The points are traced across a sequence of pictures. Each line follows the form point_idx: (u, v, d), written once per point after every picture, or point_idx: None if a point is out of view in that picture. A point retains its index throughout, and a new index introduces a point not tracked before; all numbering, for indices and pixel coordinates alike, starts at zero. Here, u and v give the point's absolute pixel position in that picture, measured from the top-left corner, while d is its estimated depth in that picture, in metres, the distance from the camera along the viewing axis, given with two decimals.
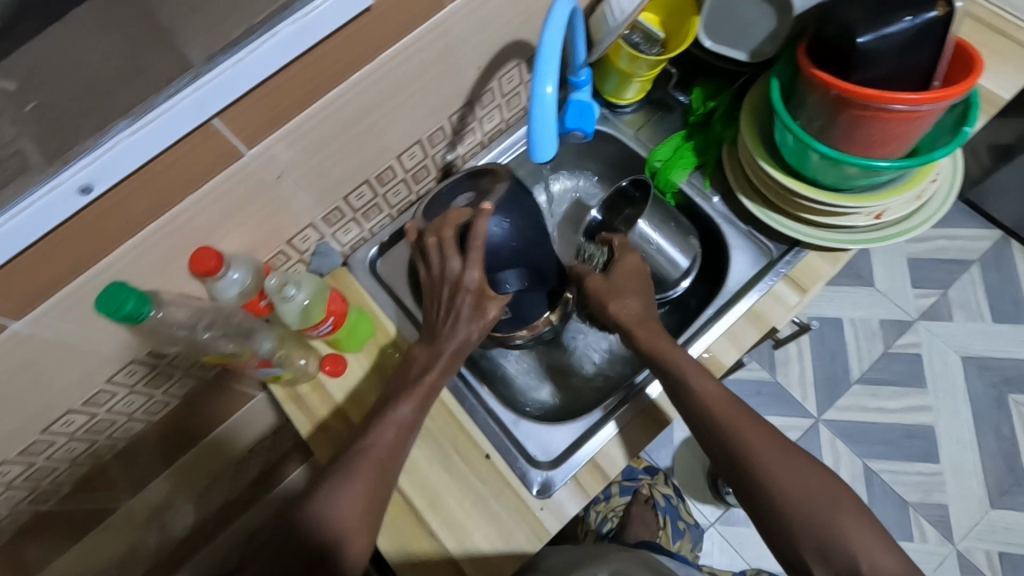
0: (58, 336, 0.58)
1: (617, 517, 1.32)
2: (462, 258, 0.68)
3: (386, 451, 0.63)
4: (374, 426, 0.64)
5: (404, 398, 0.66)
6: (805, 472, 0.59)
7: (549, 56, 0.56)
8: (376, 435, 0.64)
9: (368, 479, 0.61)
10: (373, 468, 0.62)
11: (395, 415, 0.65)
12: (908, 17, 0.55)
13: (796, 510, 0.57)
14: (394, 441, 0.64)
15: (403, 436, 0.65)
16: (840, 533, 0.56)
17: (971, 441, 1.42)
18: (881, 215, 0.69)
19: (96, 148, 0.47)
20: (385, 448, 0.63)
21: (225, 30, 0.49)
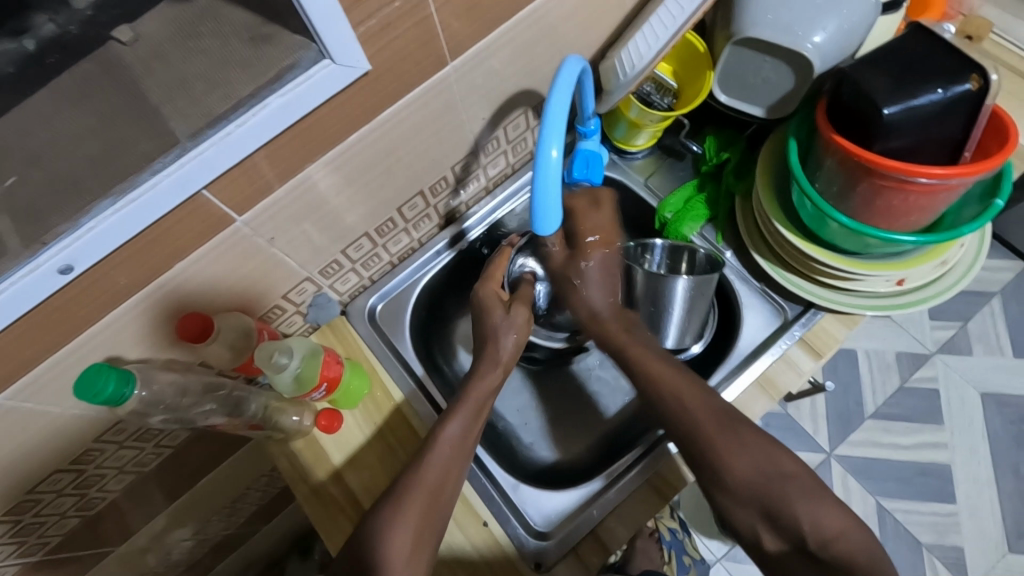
0: (41, 405, 0.56)
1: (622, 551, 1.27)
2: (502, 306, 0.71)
3: (439, 478, 0.60)
4: (431, 446, 0.62)
5: (455, 417, 0.64)
6: (865, 538, 0.54)
7: (555, 120, 0.53)
8: (431, 456, 0.61)
9: (422, 505, 0.58)
10: (426, 499, 0.59)
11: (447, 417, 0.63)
12: (938, 90, 0.52)
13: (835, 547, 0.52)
14: (447, 462, 0.61)
15: (458, 454, 0.62)
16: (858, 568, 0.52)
17: (989, 481, 1.37)
18: (903, 283, 0.66)
19: (74, 231, 0.45)
20: (439, 475, 0.60)
21: (212, 104, 0.48)
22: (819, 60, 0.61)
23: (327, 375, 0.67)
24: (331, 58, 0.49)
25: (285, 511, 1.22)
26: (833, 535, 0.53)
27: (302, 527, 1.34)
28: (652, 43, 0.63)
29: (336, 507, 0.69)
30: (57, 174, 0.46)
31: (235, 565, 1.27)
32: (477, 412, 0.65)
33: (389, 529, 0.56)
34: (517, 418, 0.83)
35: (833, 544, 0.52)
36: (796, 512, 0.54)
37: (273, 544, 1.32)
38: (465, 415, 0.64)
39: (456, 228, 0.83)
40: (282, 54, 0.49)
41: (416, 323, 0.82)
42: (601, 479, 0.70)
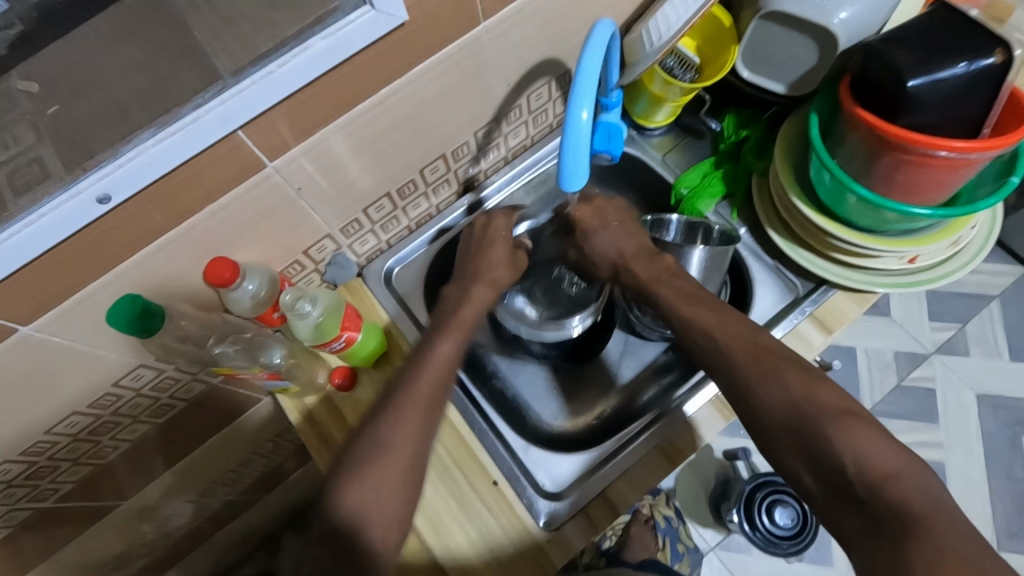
0: (68, 341, 0.57)
1: (617, 535, 1.28)
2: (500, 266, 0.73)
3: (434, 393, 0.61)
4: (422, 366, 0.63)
5: (446, 337, 0.66)
6: None
7: (587, 82, 0.55)
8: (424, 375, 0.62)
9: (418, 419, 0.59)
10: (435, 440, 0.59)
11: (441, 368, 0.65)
12: (962, 64, 0.53)
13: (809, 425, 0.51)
14: (441, 379, 0.63)
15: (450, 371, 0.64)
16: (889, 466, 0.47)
17: (981, 480, 1.38)
18: (915, 260, 0.67)
19: (113, 160, 0.46)
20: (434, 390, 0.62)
21: (254, 43, 0.49)
22: (844, 37, 0.63)
23: (347, 326, 0.67)
24: (372, 4, 0.50)
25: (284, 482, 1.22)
26: (878, 468, 0.47)
27: (301, 501, 1.35)
28: (681, 13, 0.64)
29: None
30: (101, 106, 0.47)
31: (232, 535, 1.28)
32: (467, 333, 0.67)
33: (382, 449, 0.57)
34: (525, 384, 0.84)
35: (889, 485, 0.46)
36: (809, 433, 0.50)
37: (270, 516, 1.32)
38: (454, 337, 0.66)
39: (475, 196, 0.84)
40: None
41: (432, 289, 0.83)
42: (610, 443, 0.71)
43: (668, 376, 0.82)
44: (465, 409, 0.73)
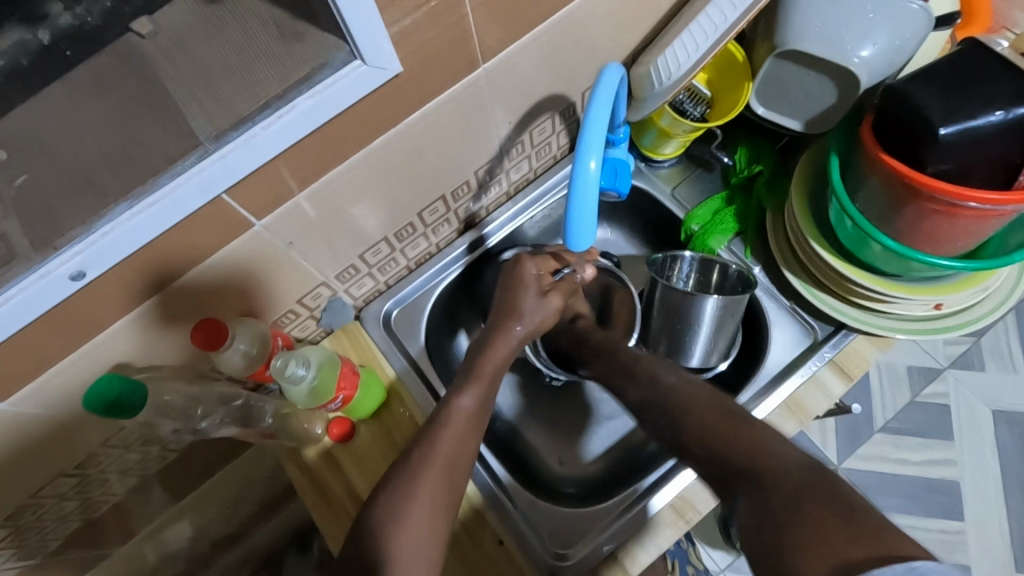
0: (47, 411, 0.54)
1: None
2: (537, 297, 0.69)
3: (454, 450, 0.58)
4: (443, 419, 0.60)
5: (468, 389, 0.63)
6: None
7: (595, 131, 0.51)
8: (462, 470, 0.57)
9: (439, 479, 0.55)
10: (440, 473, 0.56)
11: (460, 399, 0.61)
12: (998, 112, 0.50)
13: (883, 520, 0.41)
14: (462, 433, 0.59)
15: (472, 427, 0.60)
16: None
17: (998, 500, 1.33)
18: (940, 307, 0.64)
19: (86, 236, 0.43)
20: (453, 449, 0.58)
21: (237, 104, 0.46)
22: (866, 76, 0.59)
23: (343, 387, 0.65)
24: (362, 59, 0.47)
25: (286, 509, 1.19)
26: None
27: (304, 522, 1.31)
28: (692, 52, 0.60)
29: (343, 514, 0.67)
30: (71, 176, 0.44)
31: (235, 559, 1.25)
32: (490, 386, 0.64)
33: (401, 506, 0.53)
34: (531, 427, 0.82)
35: None
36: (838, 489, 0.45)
37: (272, 541, 1.30)
38: (477, 389, 0.63)
39: (476, 233, 0.81)
40: (311, 55, 0.47)
41: (431, 329, 0.80)
42: (620, 499, 0.68)
43: None
44: None
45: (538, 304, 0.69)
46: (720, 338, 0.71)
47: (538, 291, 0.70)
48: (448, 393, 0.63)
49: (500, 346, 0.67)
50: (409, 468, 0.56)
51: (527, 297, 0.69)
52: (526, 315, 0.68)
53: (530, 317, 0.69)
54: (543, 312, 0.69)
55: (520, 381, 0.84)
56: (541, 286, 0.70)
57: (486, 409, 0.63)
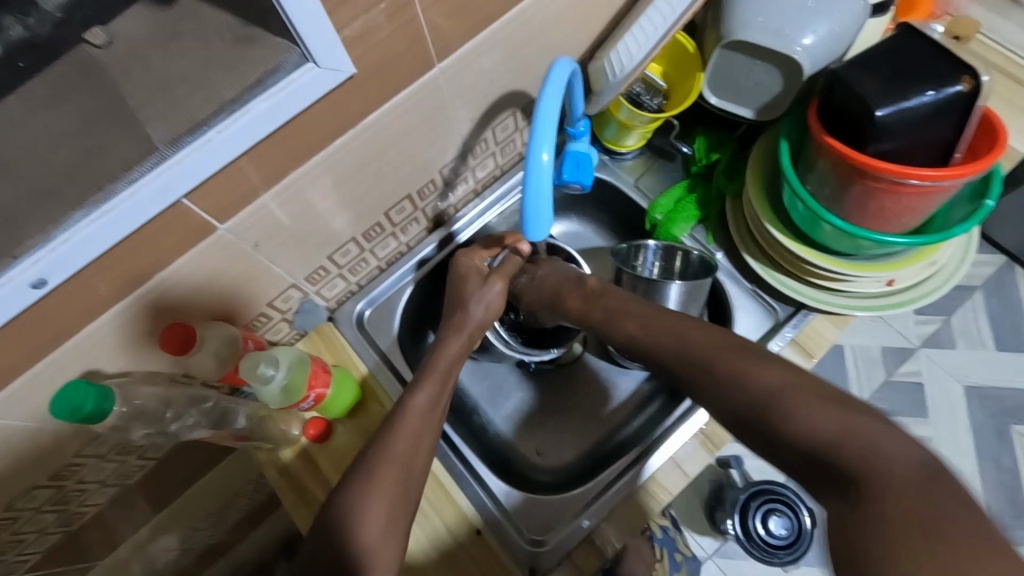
0: (17, 420, 0.54)
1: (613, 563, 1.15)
2: (483, 288, 0.71)
3: (409, 450, 0.57)
4: (397, 418, 0.59)
5: (422, 387, 0.62)
6: None
7: (546, 123, 0.52)
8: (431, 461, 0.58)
9: (395, 478, 0.55)
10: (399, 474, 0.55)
11: (414, 397, 0.61)
12: (930, 92, 0.52)
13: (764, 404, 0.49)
14: (416, 432, 0.58)
15: (426, 424, 0.60)
16: (842, 426, 0.44)
17: (971, 473, 1.37)
18: (893, 283, 0.66)
19: (46, 244, 0.44)
20: (410, 446, 0.57)
21: (192, 110, 0.47)
22: (808, 63, 0.61)
23: (315, 385, 0.66)
24: (315, 61, 0.48)
25: (273, 517, 1.19)
26: (837, 436, 0.44)
27: (293, 530, 1.31)
28: (641, 45, 0.62)
29: (323, 513, 0.68)
30: (29, 186, 0.44)
31: (224, 571, 1.24)
32: (444, 383, 0.63)
33: (360, 507, 0.52)
34: (508, 421, 0.83)
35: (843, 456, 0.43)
36: (746, 372, 0.51)
37: (262, 550, 1.30)
38: (432, 388, 0.62)
39: (445, 230, 0.82)
40: (264, 59, 0.48)
41: (404, 329, 0.81)
42: (593, 484, 0.69)
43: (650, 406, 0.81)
44: (442, 452, 0.70)
45: (483, 292, 0.71)
46: None
47: (480, 280, 0.72)
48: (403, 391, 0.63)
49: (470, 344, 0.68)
50: None
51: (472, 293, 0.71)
52: (481, 307, 0.70)
53: (474, 308, 0.70)
54: (489, 299, 0.71)
55: (497, 377, 0.85)
56: (484, 274, 0.73)
57: (439, 404, 0.62)
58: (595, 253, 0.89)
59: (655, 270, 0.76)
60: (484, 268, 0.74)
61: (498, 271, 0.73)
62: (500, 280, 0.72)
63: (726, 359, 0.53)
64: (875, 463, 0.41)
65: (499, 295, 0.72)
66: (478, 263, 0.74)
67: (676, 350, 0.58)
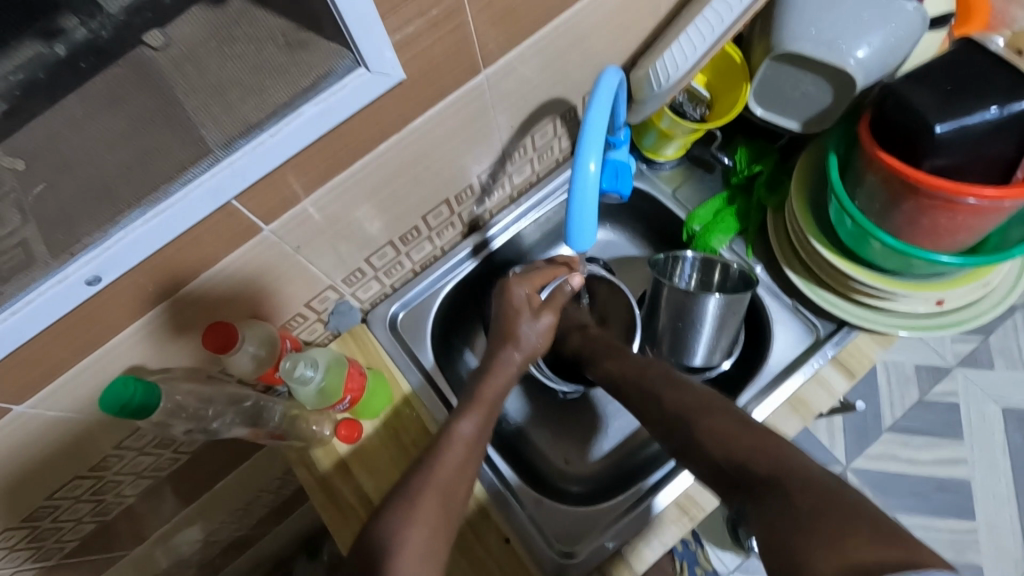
0: (63, 411, 0.56)
1: None
2: (533, 324, 0.69)
3: (451, 477, 0.57)
4: (443, 446, 0.60)
5: (468, 415, 0.63)
6: None
7: (595, 133, 0.52)
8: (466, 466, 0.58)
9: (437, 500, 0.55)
10: (437, 495, 0.56)
11: (459, 425, 0.61)
12: (993, 108, 0.51)
13: (690, 413, 0.57)
14: (461, 464, 0.59)
15: (469, 451, 0.60)
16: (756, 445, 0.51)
17: (1009, 499, 1.32)
18: (942, 304, 0.64)
19: (102, 242, 0.45)
20: (446, 462, 0.57)
21: (244, 112, 0.47)
22: (862, 77, 0.60)
23: (350, 388, 0.66)
24: (366, 66, 0.48)
25: (296, 514, 1.20)
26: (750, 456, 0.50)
27: (315, 527, 1.32)
28: (688, 54, 0.61)
29: (353, 516, 0.68)
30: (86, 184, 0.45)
31: (245, 565, 1.25)
32: (490, 413, 0.64)
33: (402, 531, 0.53)
34: (536, 429, 0.83)
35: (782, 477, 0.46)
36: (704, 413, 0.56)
37: (284, 546, 1.31)
38: (477, 414, 0.63)
39: (480, 236, 0.82)
40: (315, 63, 0.48)
41: (436, 333, 0.81)
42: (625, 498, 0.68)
43: None
44: None
45: (533, 328, 0.69)
46: (723, 336, 0.72)
47: (531, 314, 0.70)
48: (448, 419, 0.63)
49: (502, 361, 0.68)
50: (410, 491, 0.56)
51: (523, 326, 0.69)
52: (529, 341, 0.69)
53: (525, 340, 0.69)
54: (538, 334, 0.70)
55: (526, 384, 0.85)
56: (533, 307, 0.70)
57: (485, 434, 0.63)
58: (628, 261, 0.88)
59: (691, 282, 0.75)
60: (534, 298, 0.71)
61: (549, 304, 0.71)
62: (549, 315, 0.70)
63: (721, 423, 0.54)
64: (782, 489, 0.46)
65: (549, 328, 0.70)
66: (526, 291, 0.70)
67: (671, 403, 0.60)
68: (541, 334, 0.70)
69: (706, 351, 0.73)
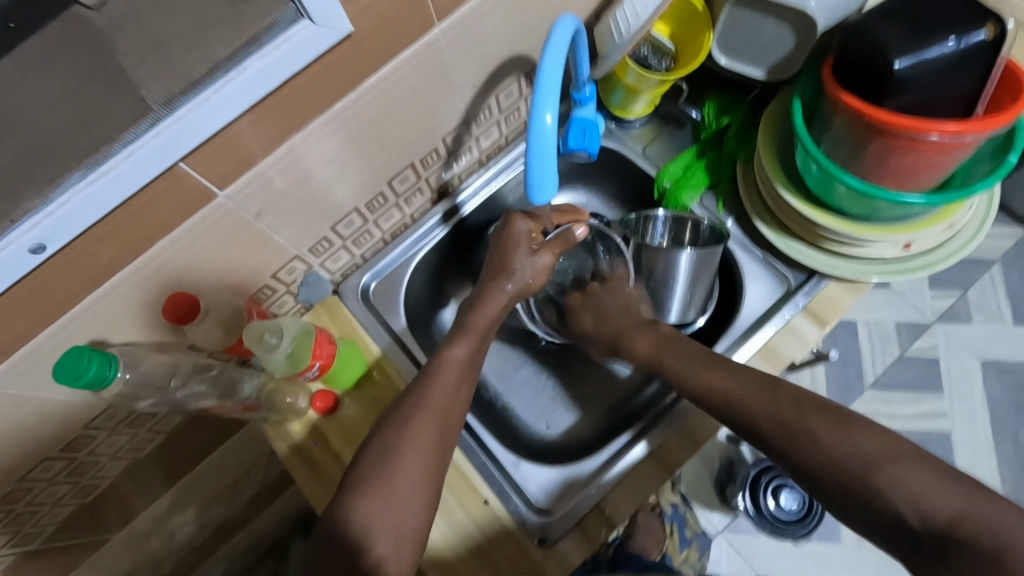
0: (25, 390, 0.54)
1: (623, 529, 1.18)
2: (531, 259, 0.67)
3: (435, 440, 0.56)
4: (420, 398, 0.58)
5: (461, 340, 0.63)
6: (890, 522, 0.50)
7: (549, 82, 0.51)
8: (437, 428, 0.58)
9: (413, 461, 0.54)
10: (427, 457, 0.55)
11: (449, 350, 0.62)
12: (952, 39, 0.49)
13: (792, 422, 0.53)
14: (442, 417, 0.58)
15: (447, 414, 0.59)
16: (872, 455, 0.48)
17: (988, 448, 1.35)
18: (910, 246, 0.64)
19: (43, 206, 0.43)
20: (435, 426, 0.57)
21: (186, 69, 0.46)
22: (822, 18, 0.59)
23: (319, 355, 0.65)
24: (311, 18, 0.47)
25: (286, 495, 1.20)
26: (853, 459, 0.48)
27: (306, 507, 1.32)
28: (647, 1, 0.59)
29: (333, 486, 0.68)
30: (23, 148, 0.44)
31: (239, 547, 1.26)
32: (482, 340, 0.64)
33: (377, 495, 0.52)
34: (515, 394, 0.83)
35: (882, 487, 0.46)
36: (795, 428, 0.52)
37: (276, 527, 1.31)
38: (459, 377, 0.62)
39: (450, 202, 0.81)
40: (257, 16, 0.46)
41: (411, 302, 0.80)
42: (605, 455, 0.68)
43: (658, 377, 0.80)
44: None
45: (530, 262, 0.67)
46: (696, 291, 0.72)
47: (529, 248, 0.67)
48: (439, 344, 0.63)
49: None
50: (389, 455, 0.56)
51: (519, 258, 0.67)
52: (526, 276, 0.67)
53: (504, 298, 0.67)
54: (533, 272, 0.67)
55: (504, 350, 0.85)
56: (533, 246, 0.67)
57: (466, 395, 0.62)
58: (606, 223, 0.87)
59: (665, 239, 0.74)
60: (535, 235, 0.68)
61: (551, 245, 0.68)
62: (551, 254, 0.67)
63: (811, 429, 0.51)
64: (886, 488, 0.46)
65: (549, 266, 0.68)
66: (529, 227, 0.67)
67: (781, 406, 0.54)
68: (540, 271, 0.67)
69: (681, 307, 0.74)
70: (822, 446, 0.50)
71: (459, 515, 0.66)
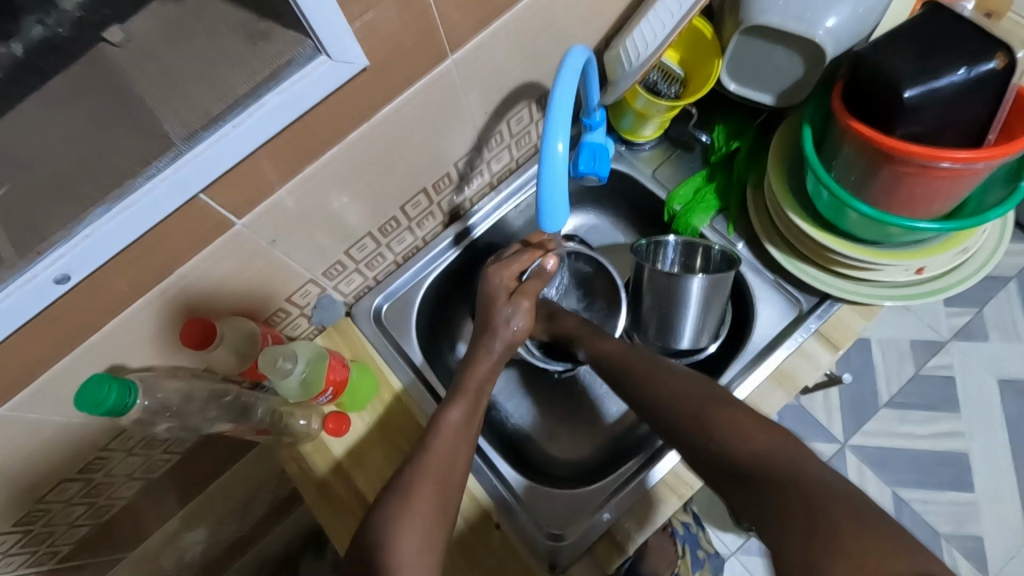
0: (45, 414, 0.56)
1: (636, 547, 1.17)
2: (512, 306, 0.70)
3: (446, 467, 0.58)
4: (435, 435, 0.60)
5: (456, 403, 0.63)
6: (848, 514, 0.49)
7: (560, 112, 0.52)
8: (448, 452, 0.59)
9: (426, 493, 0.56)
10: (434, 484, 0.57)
11: (448, 413, 0.62)
12: (961, 70, 0.50)
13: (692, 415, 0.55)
14: (452, 445, 0.59)
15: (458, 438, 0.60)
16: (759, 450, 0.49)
17: (1008, 469, 1.32)
18: (922, 271, 0.64)
19: (67, 240, 0.45)
20: (446, 460, 0.59)
21: (206, 104, 0.47)
22: (832, 46, 0.59)
23: (332, 379, 0.66)
24: (327, 54, 0.48)
25: (297, 512, 1.21)
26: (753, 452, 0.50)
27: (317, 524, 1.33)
28: (657, 31, 0.60)
29: (345, 510, 0.68)
30: (49, 182, 0.45)
31: (250, 564, 1.26)
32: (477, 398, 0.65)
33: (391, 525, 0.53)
34: (526, 415, 0.83)
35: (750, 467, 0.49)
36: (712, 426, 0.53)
37: (287, 544, 1.31)
38: (470, 400, 0.62)
39: (461, 225, 0.82)
40: (275, 52, 0.48)
41: (422, 324, 0.81)
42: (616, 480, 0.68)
43: None
44: None
45: (511, 311, 0.70)
46: (709, 316, 0.71)
47: (507, 298, 0.70)
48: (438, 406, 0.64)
49: (488, 350, 0.68)
50: (403, 484, 0.57)
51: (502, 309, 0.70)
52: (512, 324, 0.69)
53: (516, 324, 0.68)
54: (517, 321, 0.70)
55: (515, 373, 0.85)
56: (510, 292, 0.71)
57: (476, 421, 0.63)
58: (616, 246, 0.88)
59: (676, 265, 0.75)
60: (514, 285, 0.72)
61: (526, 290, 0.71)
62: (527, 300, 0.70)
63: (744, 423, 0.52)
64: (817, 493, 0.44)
65: (530, 314, 0.70)
66: (508, 279, 0.71)
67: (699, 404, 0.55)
68: (520, 319, 0.70)
69: (693, 332, 0.73)
70: (742, 437, 0.51)
71: (470, 540, 0.66)
